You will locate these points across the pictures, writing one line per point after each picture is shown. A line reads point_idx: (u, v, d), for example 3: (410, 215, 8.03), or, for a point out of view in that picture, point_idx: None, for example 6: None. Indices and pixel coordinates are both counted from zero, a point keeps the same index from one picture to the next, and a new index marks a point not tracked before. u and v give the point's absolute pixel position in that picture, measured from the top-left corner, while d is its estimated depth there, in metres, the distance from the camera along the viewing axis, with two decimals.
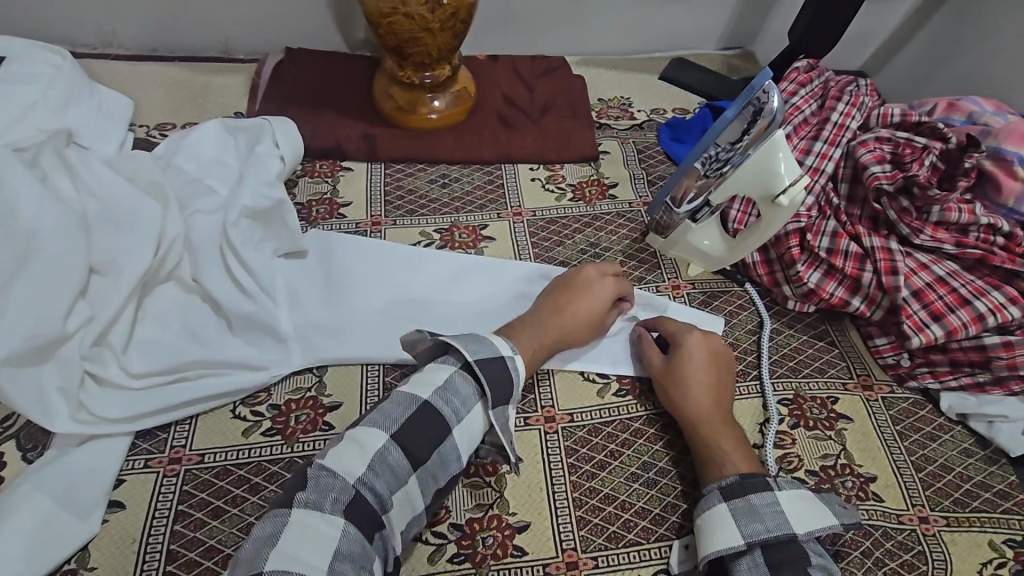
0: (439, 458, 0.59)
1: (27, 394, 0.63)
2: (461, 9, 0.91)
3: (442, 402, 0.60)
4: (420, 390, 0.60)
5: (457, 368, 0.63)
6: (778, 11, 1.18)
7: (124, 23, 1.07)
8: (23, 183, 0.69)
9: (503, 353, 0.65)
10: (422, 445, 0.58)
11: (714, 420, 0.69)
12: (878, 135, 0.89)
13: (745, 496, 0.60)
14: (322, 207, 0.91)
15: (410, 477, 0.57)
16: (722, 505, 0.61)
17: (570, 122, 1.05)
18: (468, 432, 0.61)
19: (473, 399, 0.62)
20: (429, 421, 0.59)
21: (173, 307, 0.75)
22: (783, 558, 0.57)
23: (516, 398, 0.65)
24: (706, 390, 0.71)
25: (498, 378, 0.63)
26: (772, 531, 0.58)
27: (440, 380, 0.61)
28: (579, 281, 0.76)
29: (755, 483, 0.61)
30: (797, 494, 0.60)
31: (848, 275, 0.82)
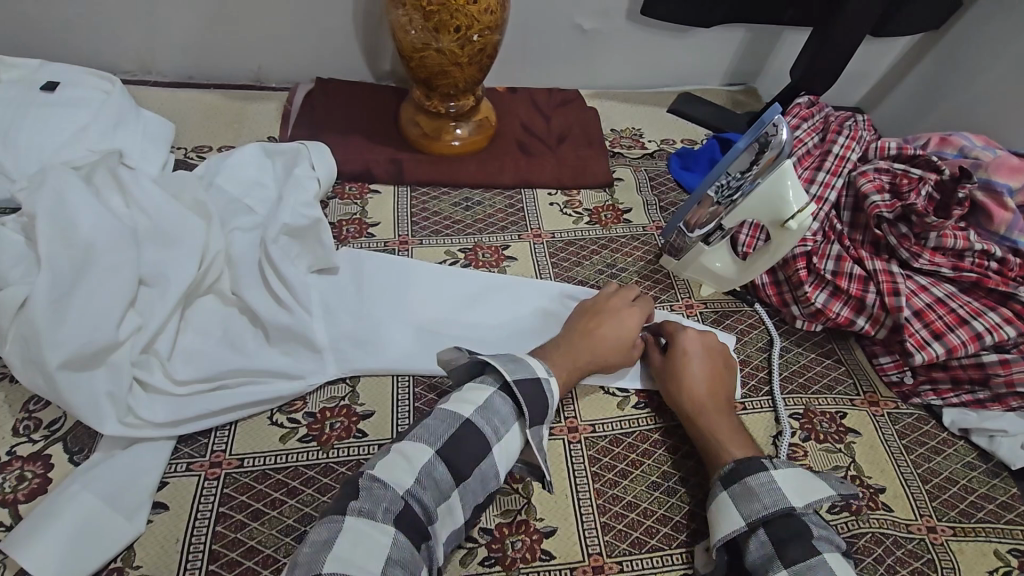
0: (478, 476, 0.62)
1: (80, 397, 0.66)
2: (488, 45, 0.95)
3: (483, 421, 0.63)
4: (463, 408, 0.63)
5: (497, 389, 0.66)
6: (779, 51, 1.26)
7: (165, 52, 1.14)
8: (79, 199, 0.73)
9: (539, 375, 0.69)
10: (465, 460, 0.61)
11: (714, 416, 0.73)
12: (877, 166, 0.95)
13: (742, 480, 0.65)
14: (352, 226, 0.96)
15: (452, 491, 0.60)
16: (725, 491, 0.66)
17: (586, 150, 1.11)
18: (507, 452, 0.64)
19: (512, 419, 0.65)
20: (470, 437, 0.62)
21: (214, 319, 0.78)
22: (785, 532, 0.61)
23: (549, 418, 0.69)
24: (705, 387, 0.75)
25: (535, 398, 0.67)
26: (769, 507, 0.62)
27: (480, 399, 0.65)
28: (603, 307, 0.81)
29: (752, 466, 0.66)
30: (793, 475, 0.65)
31: (852, 296, 0.87)
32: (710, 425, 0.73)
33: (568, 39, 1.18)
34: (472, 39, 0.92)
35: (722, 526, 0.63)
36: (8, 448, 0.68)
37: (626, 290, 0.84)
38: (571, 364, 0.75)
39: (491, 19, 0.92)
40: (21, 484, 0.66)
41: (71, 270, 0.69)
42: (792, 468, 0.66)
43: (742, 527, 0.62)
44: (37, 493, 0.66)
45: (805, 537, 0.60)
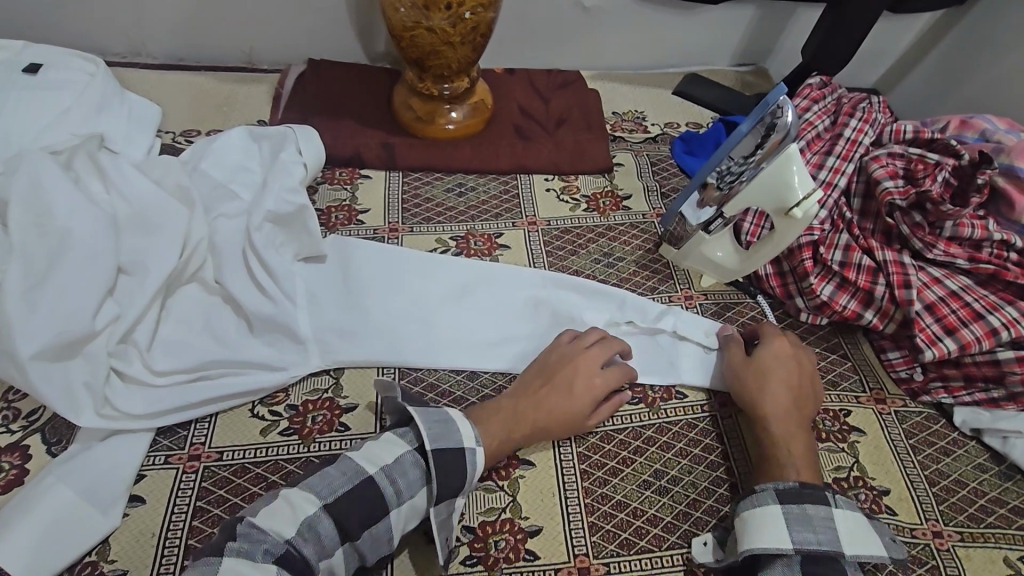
0: (369, 537, 0.58)
1: (56, 388, 0.65)
2: (482, 23, 0.91)
3: (385, 482, 0.59)
4: (368, 466, 0.60)
5: (411, 449, 0.62)
6: (792, 29, 1.20)
7: (154, 34, 1.11)
8: (55, 183, 0.71)
9: (465, 445, 0.63)
10: (356, 522, 0.57)
11: (789, 419, 0.70)
12: (890, 151, 0.90)
13: (802, 504, 0.62)
14: (340, 213, 0.93)
15: (336, 550, 0.57)
16: (777, 504, 0.62)
17: (585, 134, 1.06)
18: (403, 520, 0.60)
19: (418, 485, 0.61)
20: (367, 498, 0.58)
21: (196, 308, 0.76)
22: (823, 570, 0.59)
23: (467, 491, 0.63)
24: (787, 390, 0.72)
25: (452, 468, 0.62)
26: (823, 543, 0.60)
27: (389, 459, 0.61)
28: (560, 372, 0.73)
29: (815, 494, 0.62)
30: (853, 517, 0.62)
31: (860, 288, 0.82)
32: (783, 426, 0.70)
33: (567, 18, 1.13)
34: (463, 17, 0.89)
35: (762, 539, 0.60)
36: None
37: (599, 373, 0.73)
38: (506, 437, 0.68)
39: None
40: None
41: (48, 259, 0.67)
42: (852, 507, 0.63)
43: (786, 550, 0.59)
44: (13, 484, 0.65)
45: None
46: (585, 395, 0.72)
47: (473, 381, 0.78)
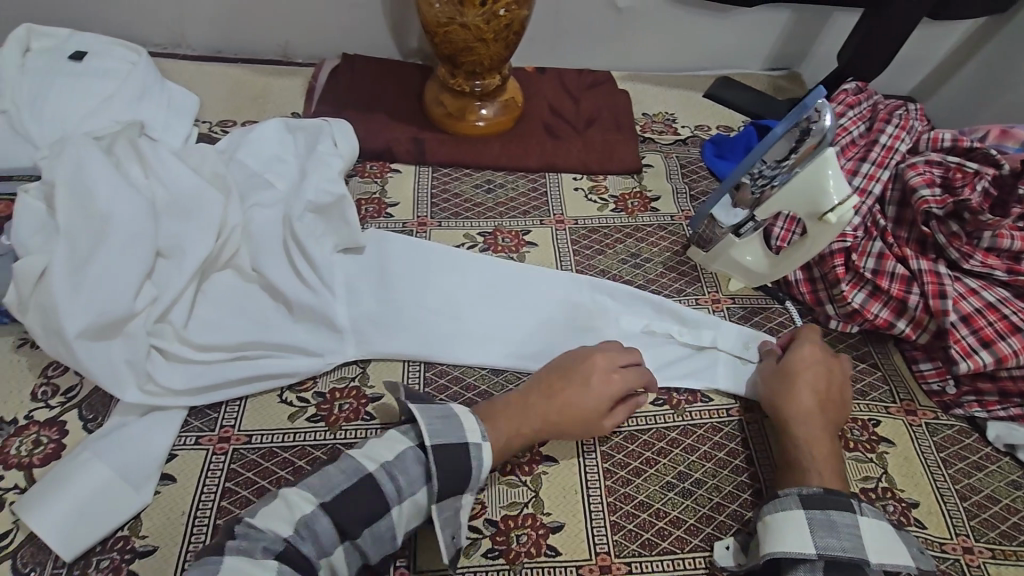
0: (371, 535, 0.58)
1: (99, 364, 0.67)
2: (516, 21, 0.91)
3: (386, 479, 0.59)
4: (368, 463, 0.60)
5: (413, 446, 0.62)
6: (827, 34, 1.18)
7: (193, 26, 1.13)
8: (98, 166, 0.73)
9: (470, 439, 0.62)
10: (355, 519, 0.57)
11: (817, 425, 0.69)
12: (928, 159, 0.88)
13: (826, 511, 0.61)
14: (370, 205, 0.94)
15: (336, 548, 0.56)
16: (801, 509, 0.61)
17: (614, 134, 1.06)
18: (404, 519, 0.60)
19: (420, 482, 0.60)
20: (367, 495, 0.58)
21: (230, 293, 0.78)
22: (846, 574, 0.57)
23: (474, 489, 0.62)
24: (814, 396, 0.71)
25: (456, 465, 0.61)
26: (847, 549, 0.58)
27: (389, 455, 0.61)
28: (576, 367, 0.71)
29: (837, 499, 0.62)
30: (878, 525, 0.61)
31: (894, 297, 0.81)
32: (811, 431, 0.69)
33: (599, 18, 1.13)
34: (498, 13, 0.89)
35: (786, 543, 0.59)
36: (26, 413, 0.70)
37: (618, 371, 0.71)
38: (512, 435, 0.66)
39: None
40: (36, 448, 0.67)
41: (91, 240, 0.69)
42: (879, 517, 0.62)
43: (809, 556, 0.58)
44: (51, 458, 0.67)
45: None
46: (600, 392, 0.70)
47: (497, 376, 0.78)
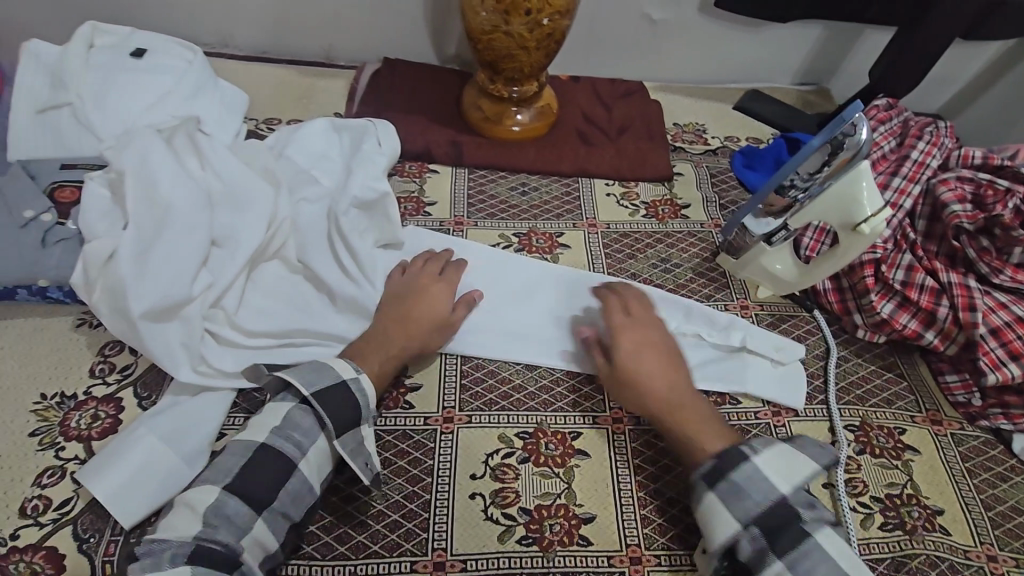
0: (288, 494, 0.62)
1: (159, 345, 0.70)
2: (557, 31, 0.94)
3: (280, 438, 0.63)
4: (257, 434, 0.63)
5: (294, 403, 0.66)
6: (859, 51, 1.20)
7: (242, 27, 1.18)
8: (161, 157, 0.77)
9: (344, 376, 0.67)
10: (263, 484, 0.61)
11: (671, 389, 0.72)
12: (959, 175, 0.89)
13: (727, 477, 0.63)
14: (409, 204, 0.97)
15: (254, 520, 0.59)
16: (710, 493, 0.63)
17: (646, 142, 1.09)
18: (314, 468, 0.64)
19: (316, 430, 0.65)
20: (269, 457, 0.62)
21: (279, 282, 0.81)
22: (779, 526, 0.60)
23: (370, 416, 0.68)
24: (655, 361, 0.74)
25: (341, 403, 0.66)
26: (762, 504, 0.61)
27: (276, 418, 0.64)
28: (413, 288, 0.79)
29: (728, 458, 0.64)
30: (773, 458, 0.64)
31: (922, 308, 0.82)
32: (677, 400, 0.71)
33: (635, 29, 1.16)
34: (541, 23, 0.92)
35: (716, 533, 0.62)
36: (84, 389, 0.73)
37: (438, 287, 0.80)
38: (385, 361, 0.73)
39: (563, 3, 0.91)
40: (94, 422, 0.71)
41: (154, 226, 0.73)
42: (771, 449, 0.64)
43: (737, 531, 0.60)
44: (108, 432, 0.70)
45: (799, 532, 0.59)
46: (437, 299, 0.79)
47: (531, 371, 0.80)
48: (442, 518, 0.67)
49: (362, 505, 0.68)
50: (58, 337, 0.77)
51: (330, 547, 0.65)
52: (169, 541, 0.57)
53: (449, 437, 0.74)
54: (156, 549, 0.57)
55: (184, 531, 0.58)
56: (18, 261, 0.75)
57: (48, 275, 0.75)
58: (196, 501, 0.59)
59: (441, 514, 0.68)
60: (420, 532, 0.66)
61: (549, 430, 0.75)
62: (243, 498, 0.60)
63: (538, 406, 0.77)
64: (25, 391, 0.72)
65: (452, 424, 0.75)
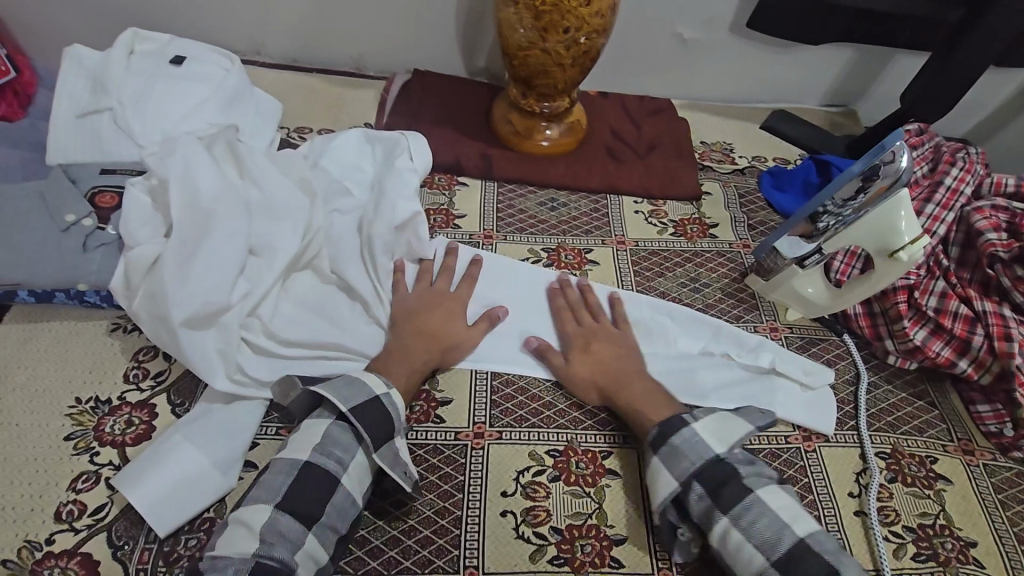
0: (334, 510, 0.62)
1: (197, 352, 0.70)
2: (593, 49, 0.95)
3: (321, 457, 0.64)
4: (297, 453, 0.64)
5: (332, 420, 0.66)
6: (887, 75, 1.21)
7: (275, 36, 1.19)
8: (204, 165, 0.78)
9: (375, 391, 0.68)
10: (312, 501, 0.61)
11: (624, 368, 0.77)
12: (994, 204, 0.89)
13: (668, 440, 0.68)
14: (439, 216, 0.98)
15: (305, 537, 0.60)
16: (654, 456, 0.68)
17: (675, 161, 1.09)
18: (355, 482, 0.65)
19: (353, 445, 0.66)
20: (313, 477, 0.62)
21: (313, 293, 0.81)
22: (718, 481, 0.64)
23: (402, 429, 0.69)
24: (610, 348, 0.79)
25: (376, 416, 0.66)
26: (697, 462, 0.65)
27: (315, 436, 0.65)
28: (430, 299, 0.81)
29: (674, 426, 0.69)
30: (712, 422, 0.68)
31: (956, 336, 0.82)
32: (622, 374, 0.76)
33: (665, 48, 1.16)
34: (578, 41, 0.93)
35: (658, 490, 0.66)
36: (119, 394, 0.73)
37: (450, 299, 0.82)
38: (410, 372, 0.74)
39: (600, 22, 0.91)
40: (128, 428, 0.71)
41: (196, 234, 0.74)
42: (711, 415, 0.69)
43: (676, 488, 0.65)
44: (142, 438, 0.70)
45: (737, 482, 0.63)
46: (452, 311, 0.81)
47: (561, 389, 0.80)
48: (473, 535, 0.67)
49: (394, 520, 0.68)
50: (92, 341, 0.77)
51: (362, 562, 0.65)
52: (231, 558, 0.57)
53: (480, 453, 0.73)
54: (220, 566, 0.57)
55: (243, 549, 0.57)
56: (59, 265, 0.76)
57: (87, 279, 0.76)
58: (251, 519, 0.59)
59: (472, 531, 0.68)
60: (452, 549, 0.66)
61: (580, 449, 0.75)
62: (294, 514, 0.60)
63: (568, 423, 0.77)
64: (60, 394, 0.73)
65: (483, 439, 0.75)
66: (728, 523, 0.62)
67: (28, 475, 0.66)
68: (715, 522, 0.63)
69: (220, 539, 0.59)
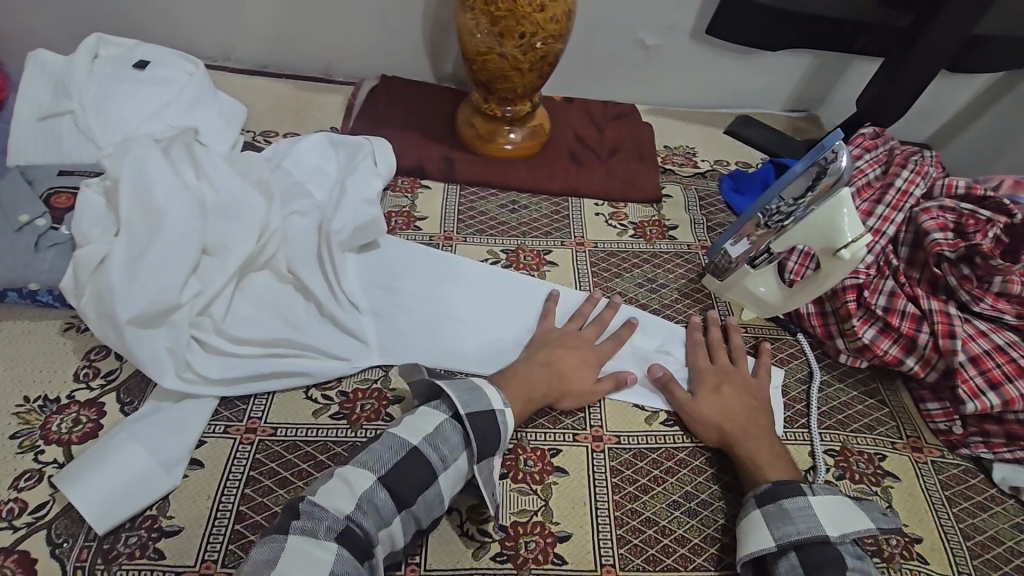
0: (424, 502, 0.62)
1: (145, 352, 0.71)
2: (550, 54, 0.96)
3: (430, 449, 0.64)
4: (409, 438, 0.64)
5: (447, 417, 0.66)
6: (848, 80, 1.23)
7: (243, 42, 1.20)
8: (157, 167, 0.79)
9: (495, 406, 0.68)
10: (408, 488, 0.61)
11: (751, 417, 0.76)
12: (942, 205, 0.90)
13: (777, 501, 0.66)
14: (399, 218, 0.98)
15: (394, 518, 0.60)
16: (756, 510, 0.67)
17: (637, 164, 1.11)
18: (450, 483, 0.64)
19: (459, 448, 0.65)
20: (418, 468, 0.62)
21: (267, 293, 0.82)
22: (817, 558, 0.62)
23: (504, 449, 0.68)
24: (740, 395, 0.78)
25: (488, 427, 0.66)
26: (803, 533, 0.63)
27: (429, 427, 0.65)
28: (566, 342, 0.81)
29: (790, 489, 0.67)
30: (831, 500, 0.66)
31: (903, 334, 0.83)
32: (745, 421, 0.75)
33: (629, 54, 1.18)
34: (534, 46, 0.94)
35: (750, 545, 0.64)
36: (67, 393, 0.74)
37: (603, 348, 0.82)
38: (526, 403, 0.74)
39: (556, 28, 0.93)
40: (75, 426, 0.71)
41: (148, 234, 0.74)
42: (832, 494, 0.67)
43: (771, 549, 0.63)
44: (89, 436, 0.70)
45: (838, 568, 0.61)
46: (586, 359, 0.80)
47: None
48: None
49: None
50: (42, 341, 0.78)
51: None
52: (326, 512, 0.58)
53: None
54: (316, 514, 0.58)
55: (339, 507, 0.59)
56: (9, 264, 0.76)
57: (39, 278, 0.77)
58: (354, 481, 0.61)
59: None
60: None
61: (529, 447, 0.75)
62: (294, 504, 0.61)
63: (517, 422, 0.77)
64: (8, 393, 0.73)
65: None
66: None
67: None
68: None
69: (320, 488, 0.60)
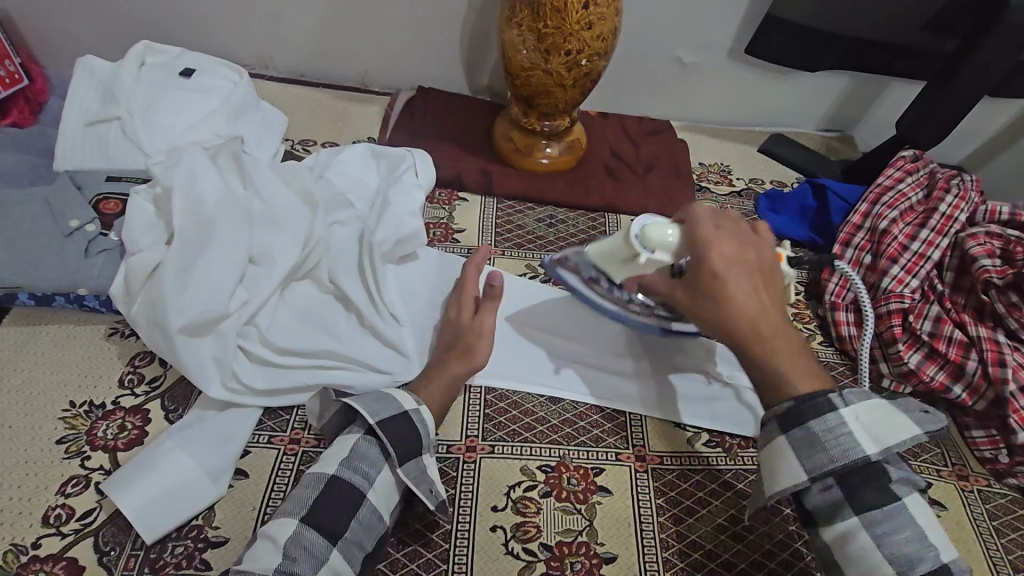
0: (359, 525, 0.61)
1: (193, 360, 0.71)
2: (596, 71, 0.97)
3: (350, 471, 0.63)
4: (328, 464, 0.63)
5: (362, 434, 0.66)
6: (883, 101, 1.23)
7: (283, 51, 1.22)
8: (206, 173, 0.80)
9: (407, 407, 0.68)
10: (339, 516, 0.60)
11: (765, 313, 0.60)
12: (989, 231, 0.90)
13: (804, 425, 0.57)
14: (438, 229, 0.99)
15: (331, 552, 0.58)
16: (779, 438, 0.58)
17: (673, 182, 1.11)
18: (381, 499, 0.64)
19: (382, 461, 0.65)
20: (341, 493, 0.62)
21: (311, 303, 0.82)
22: (857, 477, 0.56)
23: (430, 446, 0.68)
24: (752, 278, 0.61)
25: (405, 433, 0.66)
26: (837, 460, 0.55)
27: (344, 449, 0.65)
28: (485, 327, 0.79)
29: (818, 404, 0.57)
30: (868, 412, 0.57)
31: (951, 361, 0.82)
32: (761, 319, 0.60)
33: (665, 70, 1.18)
34: (579, 63, 0.95)
35: (778, 482, 0.58)
36: (113, 399, 0.74)
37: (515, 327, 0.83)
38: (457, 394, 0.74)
39: (602, 45, 0.94)
40: (121, 433, 0.71)
41: (197, 241, 0.74)
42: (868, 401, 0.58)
43: (801, 484, 0.57)
44: (134, 444, 0.70)
45: (880, 482, 0.55)
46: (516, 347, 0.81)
47: (555, 405, 0.80)
48: (462, 549, 0.67)
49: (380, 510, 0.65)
50: (88, 346, 0.78)
51: None
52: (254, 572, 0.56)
53: (472, 466, 0.73)
54: None
55: (266, 565, 0.56)
56: (60, 269, 0.77)
57: (88, 283, 0.77)
58: (277, 533, 0.58)
59: (461, 545, 0.67)
60: (439, 564, 0.66)
61: (572, 465, 0.75)
62: (318, 530, 0.59)
63: (561, 439, 0.77)
64: (54, 397, 0.73)
65: (475, 453, 0.74)
66: (855, 521, 0.55)
67: (17, 479, 0.66)
68: (839, 521, 0.56)
69: (247, 554, 0.58)
